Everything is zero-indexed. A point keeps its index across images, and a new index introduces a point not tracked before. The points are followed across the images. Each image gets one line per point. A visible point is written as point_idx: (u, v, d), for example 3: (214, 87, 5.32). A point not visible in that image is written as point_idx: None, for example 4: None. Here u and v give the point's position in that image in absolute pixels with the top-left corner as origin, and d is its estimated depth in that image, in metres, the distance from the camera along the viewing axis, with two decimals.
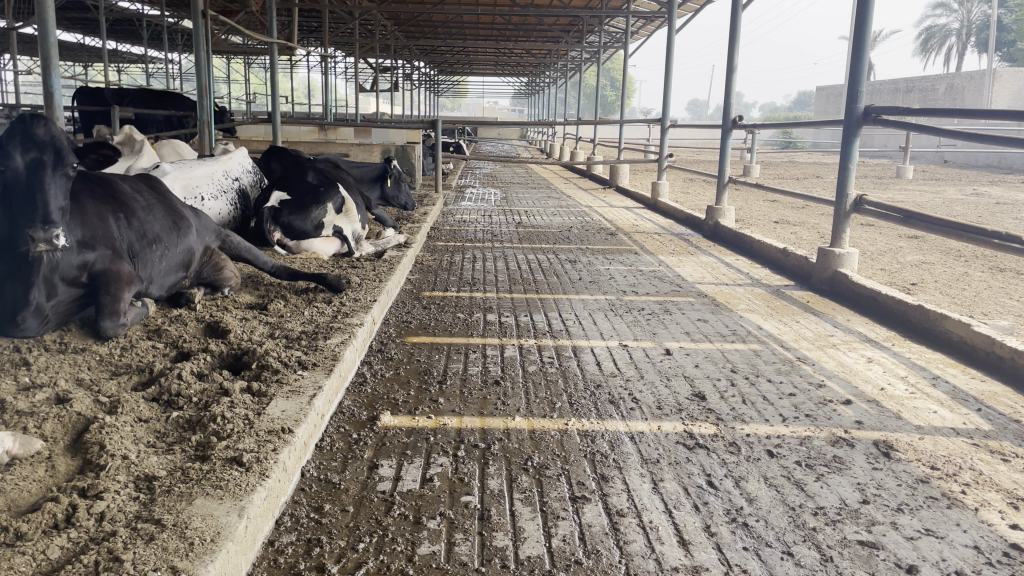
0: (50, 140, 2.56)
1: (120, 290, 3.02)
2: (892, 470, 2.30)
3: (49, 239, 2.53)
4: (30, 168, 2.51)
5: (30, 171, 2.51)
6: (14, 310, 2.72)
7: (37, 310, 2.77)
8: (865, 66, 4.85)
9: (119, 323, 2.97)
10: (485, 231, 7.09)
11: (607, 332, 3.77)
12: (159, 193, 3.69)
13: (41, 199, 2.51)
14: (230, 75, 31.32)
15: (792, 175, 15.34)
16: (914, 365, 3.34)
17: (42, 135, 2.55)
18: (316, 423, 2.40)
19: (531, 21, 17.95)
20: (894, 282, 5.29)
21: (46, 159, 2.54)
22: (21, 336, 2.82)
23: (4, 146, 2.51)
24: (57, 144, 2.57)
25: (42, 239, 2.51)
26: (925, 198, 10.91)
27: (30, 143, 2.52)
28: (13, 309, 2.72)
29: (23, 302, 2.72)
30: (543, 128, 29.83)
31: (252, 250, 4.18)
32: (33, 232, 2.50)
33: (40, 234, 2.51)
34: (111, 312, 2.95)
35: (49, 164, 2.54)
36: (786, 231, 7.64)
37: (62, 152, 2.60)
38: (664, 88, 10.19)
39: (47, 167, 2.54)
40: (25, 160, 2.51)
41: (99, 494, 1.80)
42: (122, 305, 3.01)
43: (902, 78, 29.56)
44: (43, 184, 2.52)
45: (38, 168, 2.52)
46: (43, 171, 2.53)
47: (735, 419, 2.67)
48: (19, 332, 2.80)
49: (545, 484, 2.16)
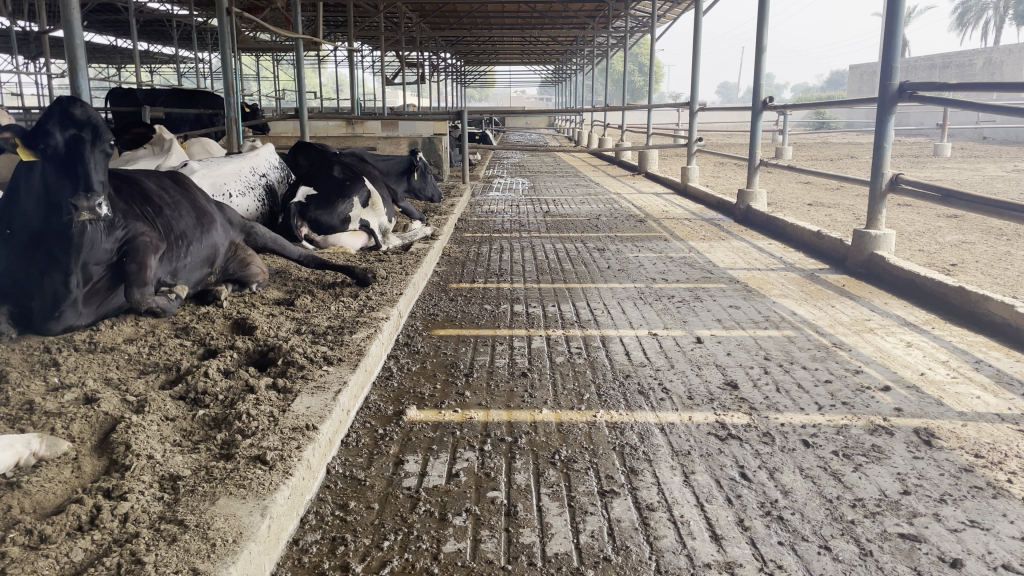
0: (88, 119, 2.54)
1: (144, 259, 3.07)
2: (934, 459, 2.21)
3: (92, 208, 2.56)
4: (70, 145, 2.51)
5: (70, 149, 2.51)
6: (54, 299, 2.82)
7: (71, 297, 2.84)
8: (899, 43, 4.70)
9: (148, 291, 3.02)
10: (513, 221, 7.05)
11: (636, 321, 3.71)
12: (183, 188, 3.71)
13: (83, 174, 2.52)
14: (258, 72, 31.66)
15: (825, 156, 15.07)
16: (956, 349, 3.23)
17: (80, 114, 2.53)
18: (342, 419, 2.38)
19: (557, 8, 17.80)
20: (933, 263, 5.14)
21: (85, 137, 2.52)
22: (59, 328, 2.90)
23: (44, 124, 2.50)
24: (95, 122, 2.55)
25: (85, 208, 2.54)
26: (965, 176, 10.64)
27: (69, 122, 2.50)
28: (54, 299, 2.81)
29: (61, 288, 2.80)
30: (571, 118, 29.66)
31: (279, 241, 4.19)
32: (77, 204, 2.54)
33: (83, 204, 2.54)
34: (140, 282, 3.00)
35: (88, 140, 2.52)
36: (820, 213, 7.48)
37: (100, 131, 2.56)
38: (692, 71, 10.03)
39: (86, 144, 2.52)
40: (64, 137, 2.50)
41: (123, 495, 1.79)
42: (147, 273, 3.05)
43: (939, 53, 28.87)
44: (83, 162, 2.52)
45: (77, 146, 2.51)
46: (82, 149, 2.51)
47: (768, 408, 2.60)
48: (58, 323, 2.88)
49: (573, 478, 2.12)
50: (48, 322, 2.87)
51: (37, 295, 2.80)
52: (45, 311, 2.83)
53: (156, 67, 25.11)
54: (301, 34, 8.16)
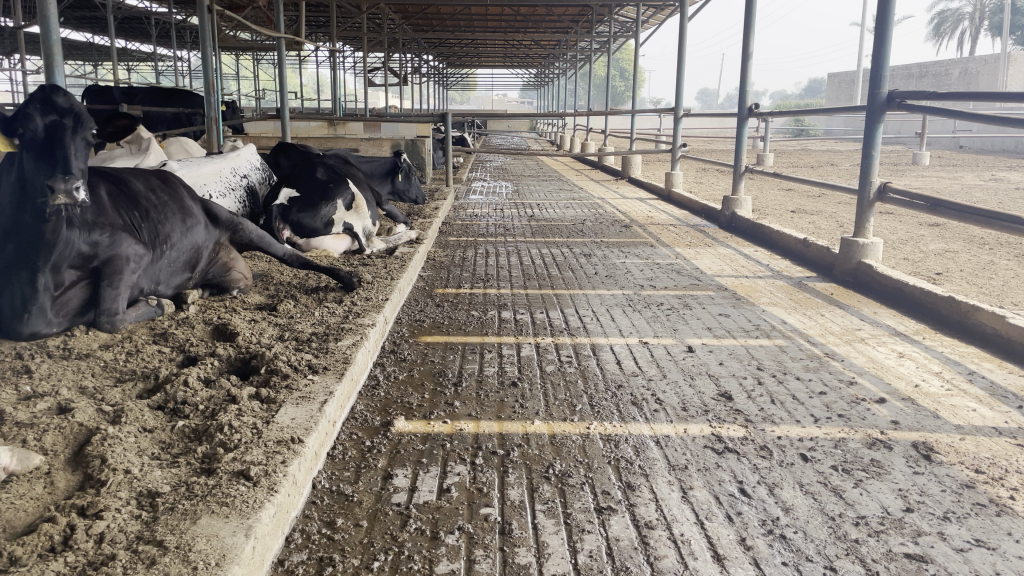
0: (69, 107, 2.50)
1: (124, 274, 3.02)
2: (934, 475, 2.17)
3: (69, 191, 2.37)
4: (49, 130, 2.44)
5: (49, 134, 2.44)
6: (24, 299, 2.67)
7: (41, 301, 2.71)
8: (889, 51, 4.68)
9: (120, 320, 3.00)
10: (497, 225, 6.98)
11: (626, 329, 3.65)
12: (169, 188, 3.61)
13: (61, 157, 2.43)
14: (238, 72, 31.36)
15: (806, 163, 15.16)
16: (948, 360, 3.21)
17: (61, 103, 2.49)
18: (327, 430, 2.30)
19: (541, 11, 17.79)
20: (918, 272, 5.14)
21: (65, 123, 2.47)
22: (27, 332, 2.74)
23: (24, 109, 2.45)
24: (76, 111, 2.51)
25: (61, 189, 2.35)
26: (944, 185, 10.73)
27: (49, 108, 2.46)
28: (24, 298, 2.67)
29: (29, 289, 2.67)
30: (552, 122, 29.63)
31: (265, 238, 4.03)
32: (53, 184, 2.35)
33: (60, 185, 2.35)
34: (110, 310, 2.97)
35: (68, 128, 2.46)
36: (804, 221, 7.48)
37: (80, 118, 2.52)
38: (677, 76, 10.01)
39: (66, 130, 2.46)
40: (45, 122, 2.44)
41: (98, 514, 1.70)
42: (120, 302, 3.01)
43: (916, 63, 29.27)
44: (63, 147, 2.43)
45: (58, 132, 2.45)
46: (62, 133, 2.45)
47: (764, 420, 2.55)
48: (26, 327, 2.72)
49: (569, 493, 2.05)
50: (15, 324, 2.71)
51: (6, 293, 2.66)
52: (12, 312, 2.68)
53: (134, 64, 24.83)
54: (283, 33, 8.04)
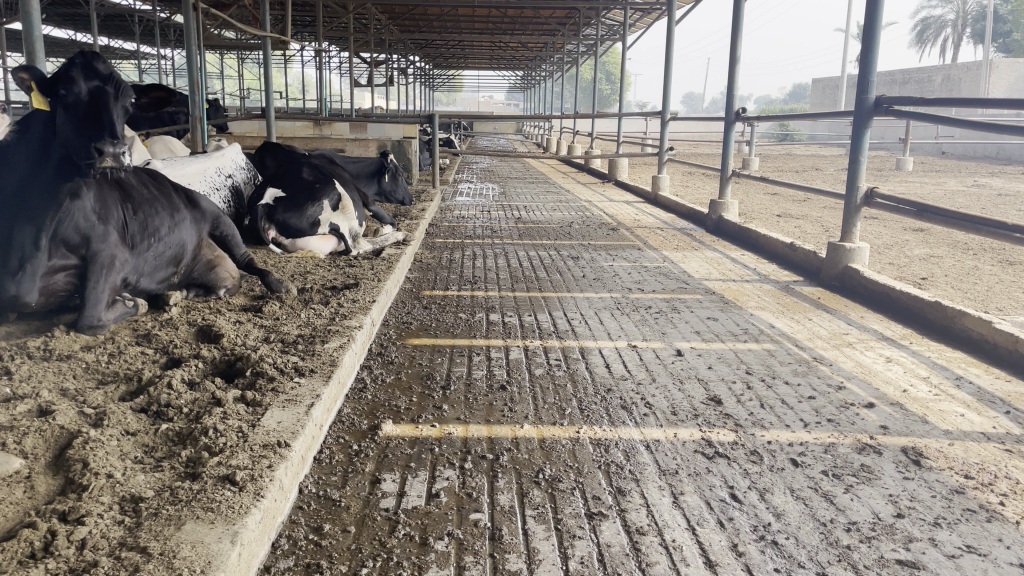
0: (110, 75, 2.68)
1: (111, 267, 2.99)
2: (925, 480, 2.17)
3: (116, 153, 2.61)
4: (93, 94, 2.61)
5: (92, 97, 2.60)
6: (22, 255, 2.68)
7: (36, 262, 2.71)
8: (876, 57, 4.71)
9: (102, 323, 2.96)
10: (484, 227, 6.95)
11: (614, 332, 3.64)
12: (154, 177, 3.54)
13: (108, 119, 2.59)
14: (223, 70, 31.12)
15: (791, 168, 15.21)
16: (935, 365, 3.22)
17: (104, 70, 2.68)
18: (314, 434, 2.27)
19: (528, 13, 17.78)
20: (903, 276, 5.17)
21: (108, 89, 2.63)
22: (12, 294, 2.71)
23: (68, 72, 2.60)
24: (117, 80, 2.70)
25: (110, 152, 2.60)
26: (927, 190, 10.80)
27: (93, 74, 2.64)
28: (23, 254, 2.68)
29: (29, 246, 2.68)
30: (538, 124, 29.61)
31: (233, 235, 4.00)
32: (102, 146, 2.58)
33: (109, 147, 2.59)
34: (92, 314, 2.92)
35: (111, 92, 2.63)
36: (790, 225, 7.51)
37: (121, 87, 2.72)
38: (664, 80, 10.03)
39: (110, 94, 2.62)
40: (88, 86, 2.61)
41: (80, 519, 1.66)
42: (101, 304, 2.96)
43: (899, 69, 29.53)
44: (108, 108, 2.60)
45: (101, 95, 2.61)
46: (105, 99, 2.61)
47: (754, 425, 2.54)
48: (14, 285, 2.70)
49: (559, 498, 2.04)
50: (4, 280, 2.69)
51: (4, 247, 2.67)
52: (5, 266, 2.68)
53: (117, 62, 24.55)
54: (269, 32, 7.98)
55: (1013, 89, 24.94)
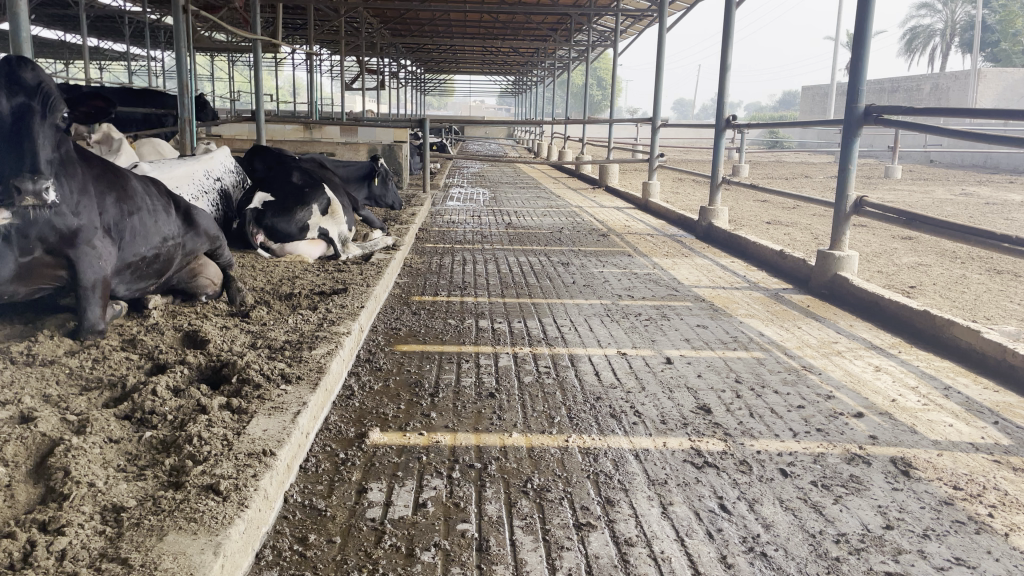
0: (37, 85, 2.56)
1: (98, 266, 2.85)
2: (914, 492, 2.17)
3: (38, 191, 2.46)
4: (17, 111, 2.49)
5: (15, 115, 2.48)
6: None
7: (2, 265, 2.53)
8: (866, 65, 4.72)
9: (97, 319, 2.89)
10: (475, 233, 6.94)
11: (604, 339, 3.63)
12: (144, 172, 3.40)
13: (29, 146, 2.47)
14: (213, 72, 30.95)
15: (781, 175, 15.28)
16: (924, 374, 3.22)
17: (29, 80, 2.54)
18: (300, 443, 2.24)
19: (520, 19, 17.81)
20: (892, 285, 5.19)
21: (34, 105, 2.52)
22: None
23: None
24: (44, 90, 2.57)
25: (30, 190, 2.45)
26: (915, 198, 10.87)
27: (18, 86, 2.51)
28: None
29: None
30: (529, 130, 29.65)
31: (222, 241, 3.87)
32: (21, 183, 2.43)
33: (29, 184, 2.44)
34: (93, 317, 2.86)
35: (37, 111, 2.52)
36: (779, 232, 7.53)
37: (50, 98, 2.60)
38: (655, 86, 10.05)
39: (35, 113, 2.52)
40: (12, 104, 2.49)
41: (61, 529, 1.64)
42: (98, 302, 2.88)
43: (889, 78, 29.75)
44: (31, 129, 2.49)
45: (26, 112, 2.50)
46: (29, 116, 2.50)
47: (743, 434, 2.54)
48: None
49: (547, 508, 2.02)
50: None
51: None
52: None
53: (107, 63, 24.41)
54: (259, 34, 7.94)
55: (1000, 99, 25.16)
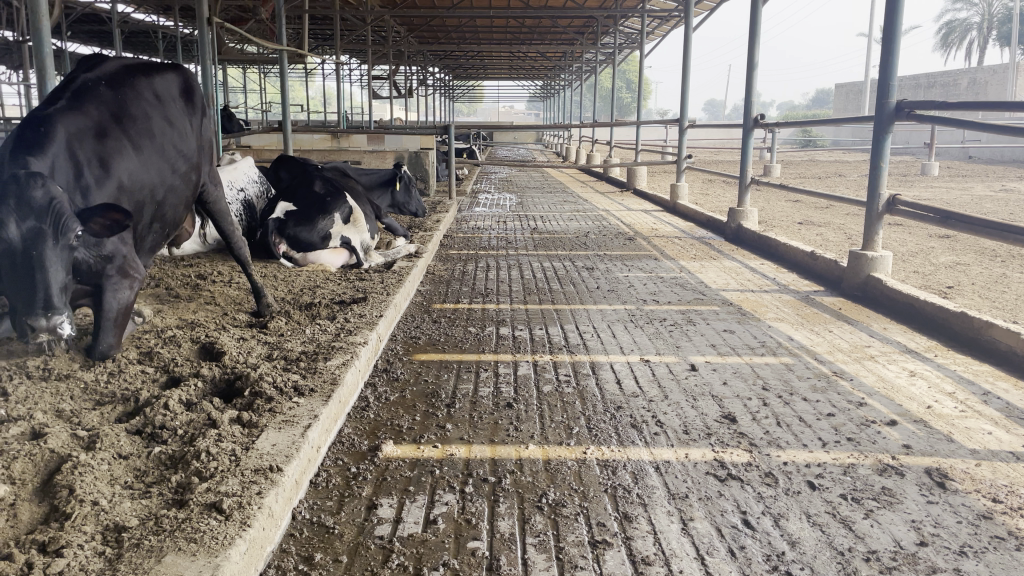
0: (48, 203, 2.45)
1: (124, 293, 2.86)
2: (950, 505, 2.05)
3: (53, 328, 2.38)
4: (27, 239, 2.39)
5: (26, 245, 2.39)
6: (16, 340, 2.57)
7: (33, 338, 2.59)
8: (896, 60, 4.58)
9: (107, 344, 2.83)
10: (500, 238, 6.88)
11: (627, 346, 3.54)
12: (166, 113, 3.26)
13: (41, 280, 2.38)
14: (245, 84, 31.32)
15: (815, 174, 14.99)
16: (961, 379, 3.09)
17: (39, 199, 2.44)
18: (311, 457, 2.20)
19: (546, 24, 17.77)
20: (929, 285, 5.02)
21: (45, 230, 2.42)
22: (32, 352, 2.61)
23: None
24: (55, 210, 2.46)
25: (43, 328, 2.36)
26: (953, 195, 10.60)
27: (28, 208, 2.41)
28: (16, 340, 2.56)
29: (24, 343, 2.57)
30: (558, 133, 29.56)
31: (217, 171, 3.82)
32: (35, 324, 2.35)
33: (42, 323, 2.36)
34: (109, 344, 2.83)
35: (49, 235, 2.42)
36: (811, 233, 7.36)
37: (63, 216, 2.48)
38: (681, 88, 9.92)
39: (47, 238, 2.42)
40: (22, 229, 2.39)
41: (60, 551, 1.60)
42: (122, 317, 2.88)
43: (923, 73, 29.16)
44: (42, 258, 2.39)
45: (37, 239, 2.40)
46: (41, 245, 2.40)
47: (769, 444, 2.44)
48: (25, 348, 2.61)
49: (562, 525, 1.95)
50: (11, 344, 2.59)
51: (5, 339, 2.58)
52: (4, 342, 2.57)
53: None
54: (285, 44, 7.96)
55: None
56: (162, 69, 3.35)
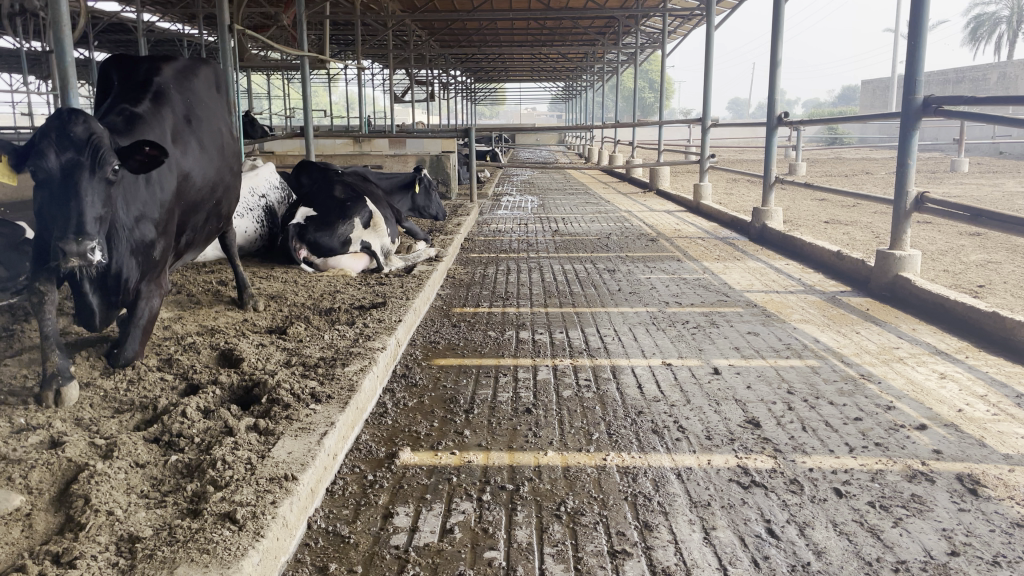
0: (87, 138, 2.45)
1: (154, 302, 2.91)
2: (982, 513, 1.99)
3: (82, 253, 2.33)
4: (65, 170, 2.39)
5: (63, 174, 2.39)
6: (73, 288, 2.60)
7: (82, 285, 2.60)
8: (923, 55, 4.49)
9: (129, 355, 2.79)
10: (521, 241, 6.85)
11: (649, 350, 3.49)
12: (209, 106, 3.65)
13: (74, 206, 2.35)
14: (270, 90, 31.58)
15: (842, 172, 14.80)
16: (993, 382, 3.00)
17: (80, 134, 2.44)
18: (327, 465, 2.18)
19: (567, 26, 17.73)
20: (959, 284, 4.91)
21: (83, 160, 2.42)
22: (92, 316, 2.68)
23: (38, 145, 2.40)
24: (94, 143, 2.46)
25: (74, 252, 2.31)
26: (984, 192, 10.40)
27: (68, 142, 2.41)
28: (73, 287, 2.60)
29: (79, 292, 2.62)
30: (581, 134, 29.48)
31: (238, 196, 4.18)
32: (66, 248, 2.30)
33: (73, 248, 2.31)
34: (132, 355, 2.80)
35: (86, 165, 2.42)
36: (838, 232, 7.23)
37: (100, 151, 2.47)
38: (704, 87, 9.83)
39: (83, 168, 2.41)
40: (60, 160, 2.39)
41: (73, 562, 1.59)
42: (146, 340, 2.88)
43: (952, 69, 28.71)
44: (78, 187, 2.38)
45: (74, 168, 2.40)
46: (77, 174, 2.40)
47: (794, 450, 2.38)
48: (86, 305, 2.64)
49: (581, 534, 1.91)
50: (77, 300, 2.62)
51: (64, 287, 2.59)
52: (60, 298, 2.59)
53: None
54: (307, 49, 7.98)
55: None
56: (203, 71, 3.71)
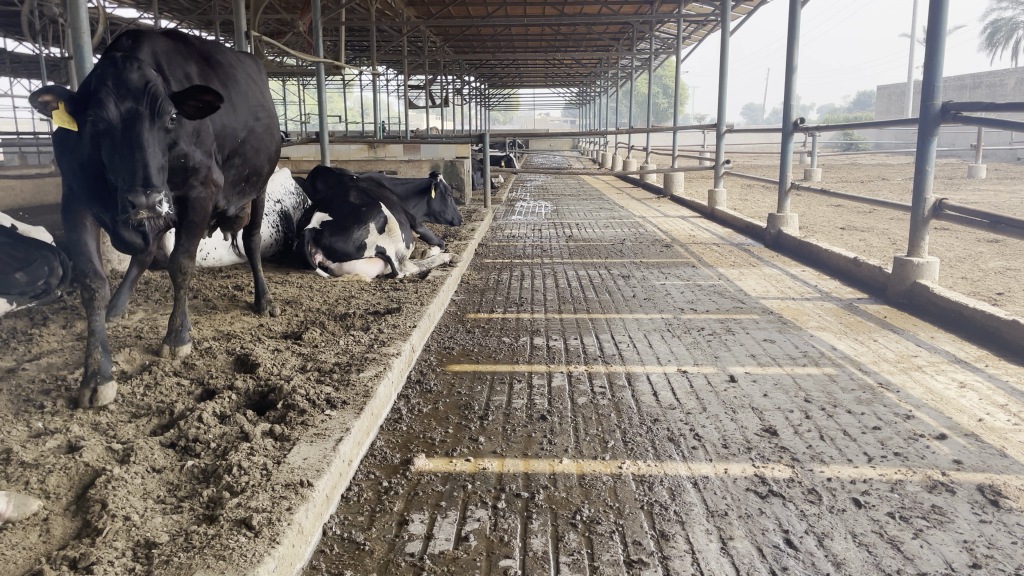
0: (143, 86, 2.63)
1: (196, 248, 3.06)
2: (1004, 525, 1.96)
3: (150, 205, 2.51)
4: (126, 119, 2.57)
5: (124, 123, 2.56)
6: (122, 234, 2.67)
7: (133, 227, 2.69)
8: (942, 60, 4.44)
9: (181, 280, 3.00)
10: (535, 246, 6.84)
11: (664, 357, 3.47)
12: (246, 74, 3.78)
13: (138, 157, 2.53)
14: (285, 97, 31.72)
15: (857, 178, 14.71)
16: (1014, 391, 2.96)
17: (136, 81, 2.62)
18: (342, 471, 2.18)
19: (581, 31, 17.70)
20: (978, 292, 4.86)
21: (141, 110, 2.59)
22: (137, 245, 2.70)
23: (98, 95, 2.56)
24: (151, 91, 2.64)
25: (144, 205, 2.49)
26: (1002, 199, 10.29)
27: (127, 91, 2.59)
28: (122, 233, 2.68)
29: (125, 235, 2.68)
30: (594, 141, 29.45)
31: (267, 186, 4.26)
32: (135, 199, 2.48)
33: (142, 200, 2.49)
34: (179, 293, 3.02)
35: (145, 115, 2.59)
36: (854, 239, 7.18)
37: (157, 100, 2.65)
38: (718, 93, 9.80)
39: (142, 117, 2.59)
40: (120, 109, 2.57)
41: (90, 567, 1.59)
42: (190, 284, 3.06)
43: (969, 75, 28.51)
44: (140, 136, 2.56)
45: (134, 118, 2.58)
46: (137, 124, 2.57)
47: (812, 460, 2.36)
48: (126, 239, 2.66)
49: (596, 544, 1.89)
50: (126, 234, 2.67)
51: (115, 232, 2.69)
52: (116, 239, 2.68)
53: None
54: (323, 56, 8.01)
55: None
56: None
